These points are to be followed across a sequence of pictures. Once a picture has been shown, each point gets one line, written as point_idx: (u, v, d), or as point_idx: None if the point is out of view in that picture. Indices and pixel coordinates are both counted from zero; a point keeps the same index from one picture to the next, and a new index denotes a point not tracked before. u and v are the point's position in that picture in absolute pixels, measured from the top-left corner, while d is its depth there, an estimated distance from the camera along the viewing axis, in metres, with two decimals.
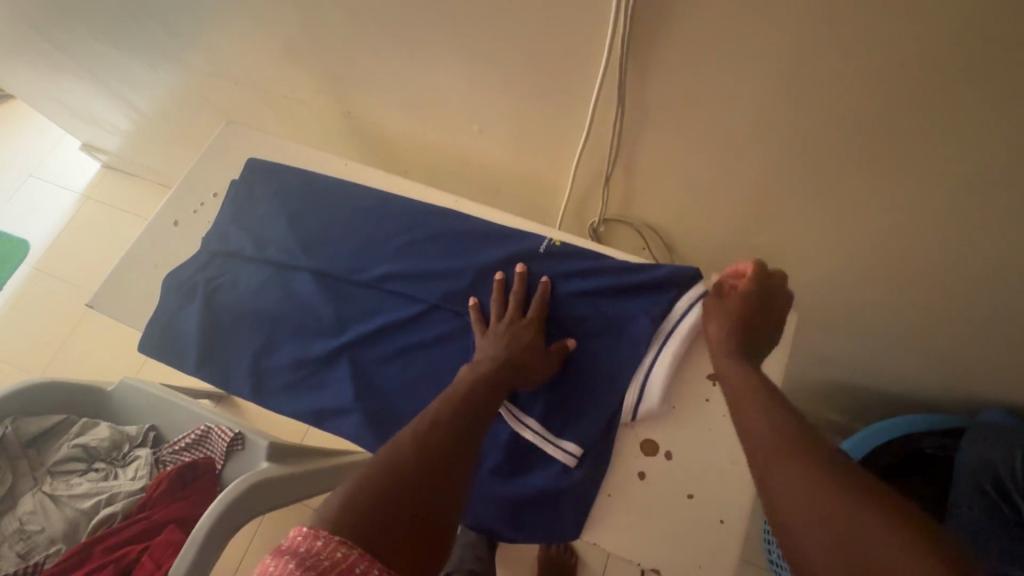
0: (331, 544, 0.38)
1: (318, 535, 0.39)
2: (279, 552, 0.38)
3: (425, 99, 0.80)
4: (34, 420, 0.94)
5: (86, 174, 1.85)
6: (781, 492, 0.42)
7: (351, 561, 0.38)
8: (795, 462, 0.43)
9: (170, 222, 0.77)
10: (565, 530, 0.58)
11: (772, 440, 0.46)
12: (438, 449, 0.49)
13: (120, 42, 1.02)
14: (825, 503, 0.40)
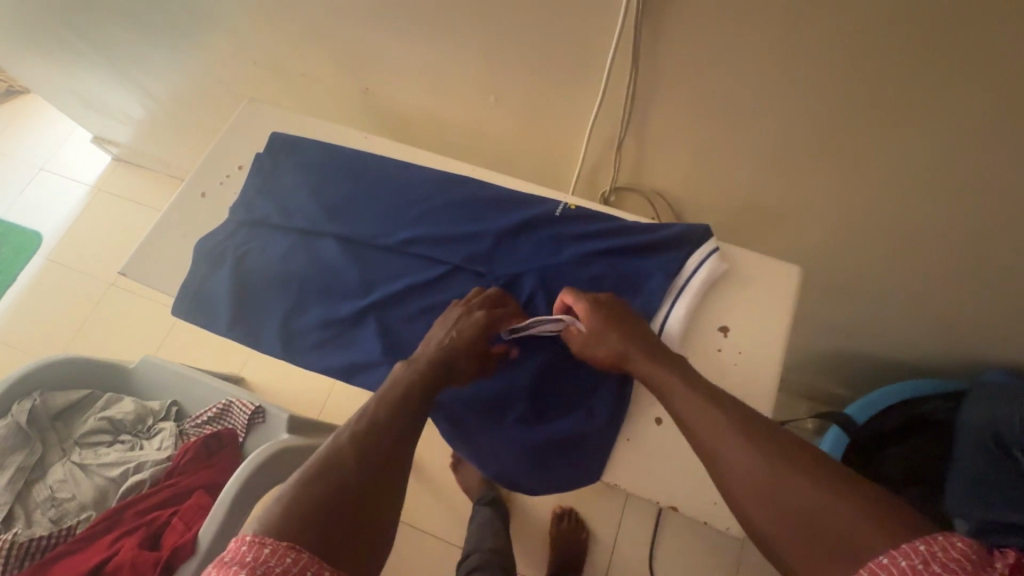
0: (280, 550, 0.41)
1: (263, 543, 0.41)
2: (227, 562, 0.40)
3: (441, 73, 0.83)
4: (61, 393, 0.97)
5: (96, 167, 1.88)
6: (733, 476, 0.47)
7: (302, 564, 0.41)
8: (729, 434, 0.48)
9: (197, 194, 0.80)
10: (587, 473, 0.60)
11: (707, 425, 0.49)
12: (379, 445, 0.51)
13: (139, 27, 1.05)
14: (759, 468, 0.46)
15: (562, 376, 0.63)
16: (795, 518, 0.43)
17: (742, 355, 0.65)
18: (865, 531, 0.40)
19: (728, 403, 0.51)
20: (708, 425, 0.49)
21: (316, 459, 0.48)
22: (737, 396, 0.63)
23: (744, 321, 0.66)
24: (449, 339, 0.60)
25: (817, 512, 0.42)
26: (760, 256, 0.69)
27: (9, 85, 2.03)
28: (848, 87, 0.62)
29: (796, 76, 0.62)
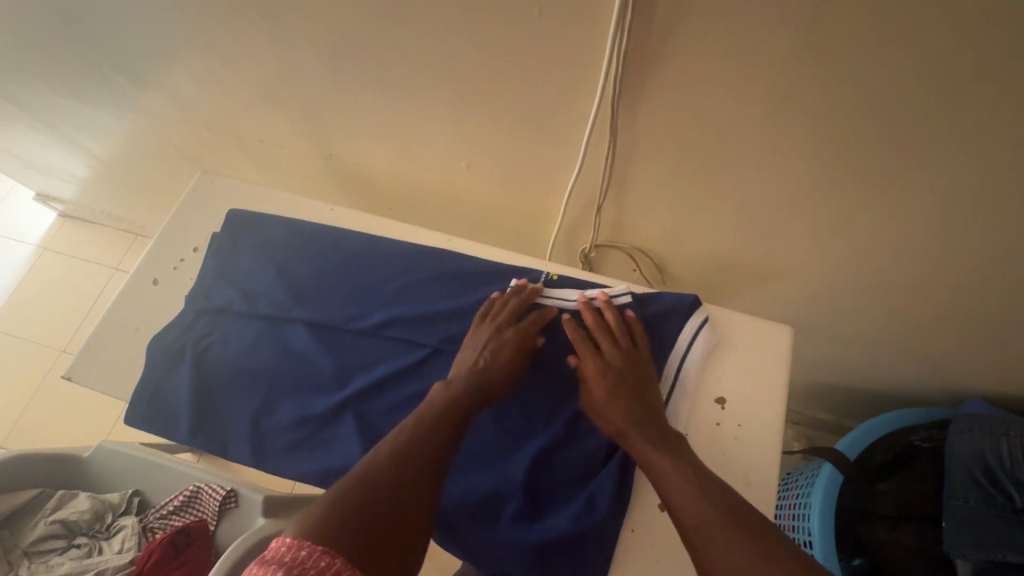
0: (315, 553, 0.42)
1: (302, 546, 0.42)
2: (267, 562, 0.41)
3: (409, 139, 0.80)
4: (5, 499, 0.88)
5: (41, 225, 1.77)
6: None
7: (335, 569, 0.42)
8: (727, 536, 0.47)
9: (149, 281, 0.74)
10: (594, 567, 0.56)
11: (699, 514, 0.49)
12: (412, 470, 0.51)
13: (78, 92, 0.98)
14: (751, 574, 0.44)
15: (559, 460, 0.61)
16: None
17: (742, 427, 0.63)
18: None
19: (717, 495, 0.50)
20: (707, 521, 0.48)
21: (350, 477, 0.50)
22: (741, 473, 0.61)
23: (740, 389, 0.65)
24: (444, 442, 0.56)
25: None
26: (750, 319, 0.68)
27: None
28: (831, 147, 0.61)
29: (780, 137, 0.62)
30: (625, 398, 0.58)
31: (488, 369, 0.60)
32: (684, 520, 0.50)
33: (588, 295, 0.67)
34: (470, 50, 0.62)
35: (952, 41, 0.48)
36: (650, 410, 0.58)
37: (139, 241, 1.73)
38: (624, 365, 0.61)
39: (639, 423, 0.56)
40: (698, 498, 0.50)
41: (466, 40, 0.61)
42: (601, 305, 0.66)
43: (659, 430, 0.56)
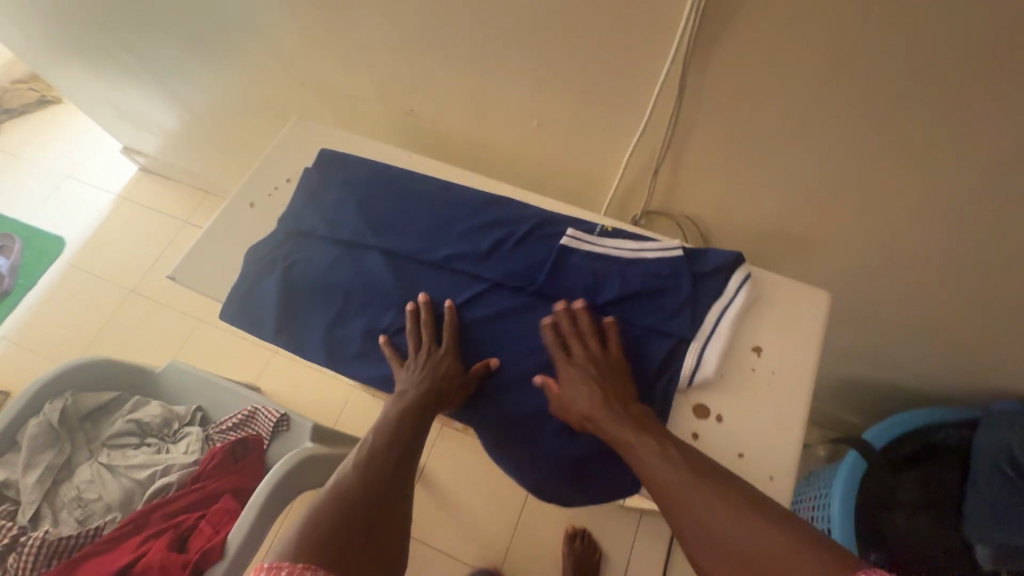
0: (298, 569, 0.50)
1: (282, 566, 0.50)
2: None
3: (485, 98, 0.87)
4: (91, 395, 0.98)
5: (123, 176, 1.93)
6: (700, 537, 0.53)
7: None
8: (695, 499, 0.54)
9: (247, 204, 0.83)
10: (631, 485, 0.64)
11: (671, 484, 0.56)
12: (377, 488, 0.59)
13: (191, 44, 1.11)
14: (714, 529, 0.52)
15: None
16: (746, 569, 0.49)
17: (776, 375, 0.66)
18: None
19: (682, 463, 0.57)
20: (678, 488, 0.55)
21: (319, 499, 0.58)
22: (771, 418, 0.64)
23: (776, 341, 0.68)
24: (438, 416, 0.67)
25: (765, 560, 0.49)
26: (789, 282, 0.71)
27: (43, 95, 2.11)
28: (885, 125, 0.65)
29: (835, 112, 0.66)
30: (598, 388, 0.63)
31: (434, 376, 0.67)
32: (653, 488, 0.57)
33: (643, 248, 0.72)
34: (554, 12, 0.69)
35: (1005, 23, 0.52)
36: (625, 395, 0.63)
37: (209, 198, 1.86)
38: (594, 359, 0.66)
39: (612, 410, 0.62)
40: (664, 471, 0.57)
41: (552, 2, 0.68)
42: (651, 255, 0.71)
43: (631, 413, 0.62)
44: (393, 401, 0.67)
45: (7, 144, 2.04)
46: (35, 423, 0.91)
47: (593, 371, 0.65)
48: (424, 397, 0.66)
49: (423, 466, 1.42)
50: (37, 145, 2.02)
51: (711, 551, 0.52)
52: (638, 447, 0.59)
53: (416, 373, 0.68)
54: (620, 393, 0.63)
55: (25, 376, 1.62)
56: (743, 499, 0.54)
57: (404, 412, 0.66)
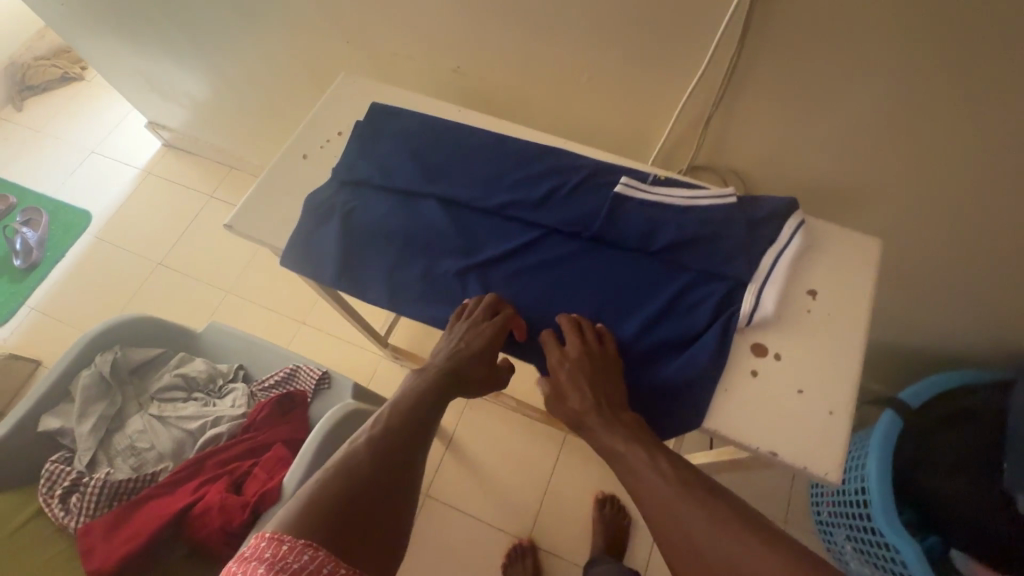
0: (297, 548, 0.47)
1: (283, 541, 0.47)
2: (249, 556, 0.46)
3: (533, 54, 0.87)
4: (138, 350, 0.99)
5: (148, 152, 1.94)
6: (681, 547, 0.53)
7: (319, 561, 0.47)
8: (680, 509, 0.54)
9: (300, 155, 0.84)
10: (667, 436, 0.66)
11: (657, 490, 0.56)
12: (390, 466, 0.58)
13: (232, 6, 1.11)
14: (695, 541, 0.52)
15: (635, 347, 0.68)
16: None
17: (832, 316, 0.68)
18: None
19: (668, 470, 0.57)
20: (662, 495, 0.55)
21: (322, 475, 0.56)
22: (828, 357, 0.66)
23: (831, 285, 0.69)
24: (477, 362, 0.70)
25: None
26: (843, 230, 0.73)
27: (66, 71, 2.11)
28: (951, 74, 0.64)
29: (899, 61, 0.65)
30: (591, 390, 0.64)
31: (457, 360, 0.68)
32: (638, 490, 0.58)
33: (697, 196, 0.73)
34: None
35: None
36: (618, 401, 0.64)
37: (234, 172, 1.87)
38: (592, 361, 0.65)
39: (603, 413, 0.62)
40: (649, 478, 0.57)
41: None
42: (706, 202, 0.72)
43: (622, 417, 0.62)
44: (415, 375, 0.69)
45: (33, 119, 2.06)
46: (86, 373, 0.93)
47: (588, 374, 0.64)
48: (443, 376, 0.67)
49: (451, 433, 1.44)
50: (62, 120, 2.03)
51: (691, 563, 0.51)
52: (629, 450, 0.59)
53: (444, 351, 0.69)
54: (613, 398, 0.64)
55: (55, 346, 1.64)
56: (726, 510, 0.53)
57: (426, 386, 0.66)
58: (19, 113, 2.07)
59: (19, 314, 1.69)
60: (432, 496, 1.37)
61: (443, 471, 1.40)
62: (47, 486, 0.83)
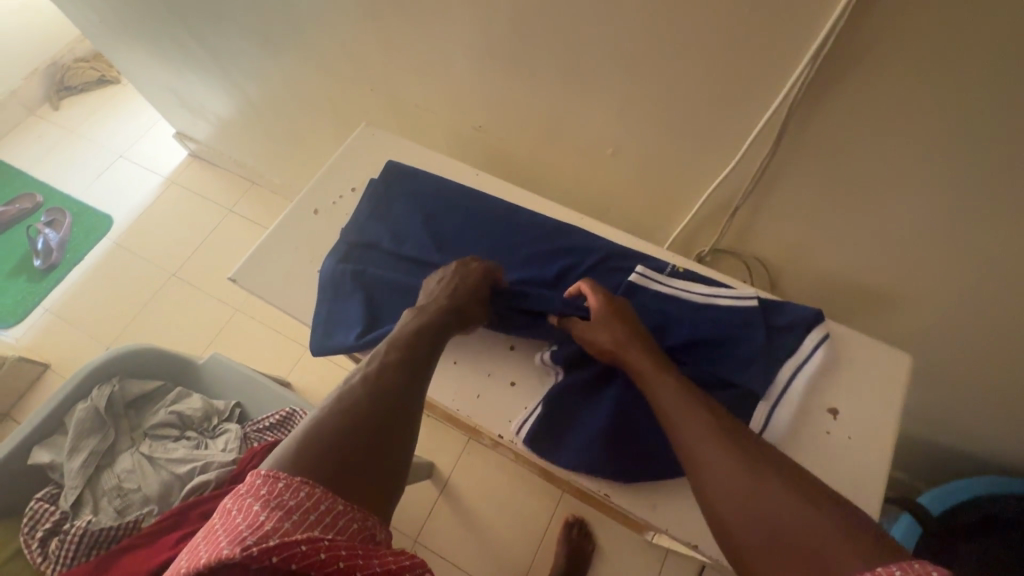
0: (293, 485, 0.48)
1: (279, 479, 0.48)
2: (247, 494, 0.48)
3: (557, 122, 0.85)
4: (138, 382, 0.99)
5: (173, 160, 1.96)
6: (721, 490, 0.50)
7: (314, 499, 0.48)
8: (725, 454, 0.52)
9: (311, 210, 0.83)
10: (661, 466, 0.63)
11: (701, 435, 0.54)
12: (383, 400, 0.57)
13: (264, 41, 1.12)
14: (743, 487, 0.50)
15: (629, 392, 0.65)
16: (773, 532, 0.47)
17: (851, 441, 0.63)
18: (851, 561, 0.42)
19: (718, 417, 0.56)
20: (708, 438, 0.53)
21: (318, 417, 0.55)
22: (845, 488, 0.61)
23: (854, 405, 0.65)
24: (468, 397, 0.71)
25: (795, 526, 0.46)
26: (872, 344, 0.68)
27: (103, 74, 2.15)
28: (1003, 197, 0.59)
29: (944, 178, 0.61)
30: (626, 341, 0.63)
31: (460, 296, 0.67)
32: (672, 429, 0.56)
33: (714, 294, 0.70)
34: (655, 42, 0.65)
35: None
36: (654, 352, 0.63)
37: (255, 188, 1.88)
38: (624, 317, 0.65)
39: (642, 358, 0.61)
40: (695, 422, 0.55)
41: (656, 31, 0.64)
42: (724, 302, 0.69)
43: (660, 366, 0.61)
44: (411, 316, 0.66)
45: (67, 119, 2.10)
46: (82, 408, 0.92)
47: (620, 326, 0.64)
48: (446, 313, 0.66)
49: (446, 477, 1.41)
50: (96, 123, 2.08)
51: (738, 506, 0.49)
52: (670, 394, 0.58)
53: (443, 292, 0.68)
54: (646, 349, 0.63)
55: (64, 349, 1.66)
56: (774, 463, 0.51)
57: (423, 328, 0.64)
58: (56, 112, 2.12)
59: (33, 314, 1.72)
60: (421, 541, 1.34)
61: (434, 515, 1.37)
62: (30, 525, 0.83)
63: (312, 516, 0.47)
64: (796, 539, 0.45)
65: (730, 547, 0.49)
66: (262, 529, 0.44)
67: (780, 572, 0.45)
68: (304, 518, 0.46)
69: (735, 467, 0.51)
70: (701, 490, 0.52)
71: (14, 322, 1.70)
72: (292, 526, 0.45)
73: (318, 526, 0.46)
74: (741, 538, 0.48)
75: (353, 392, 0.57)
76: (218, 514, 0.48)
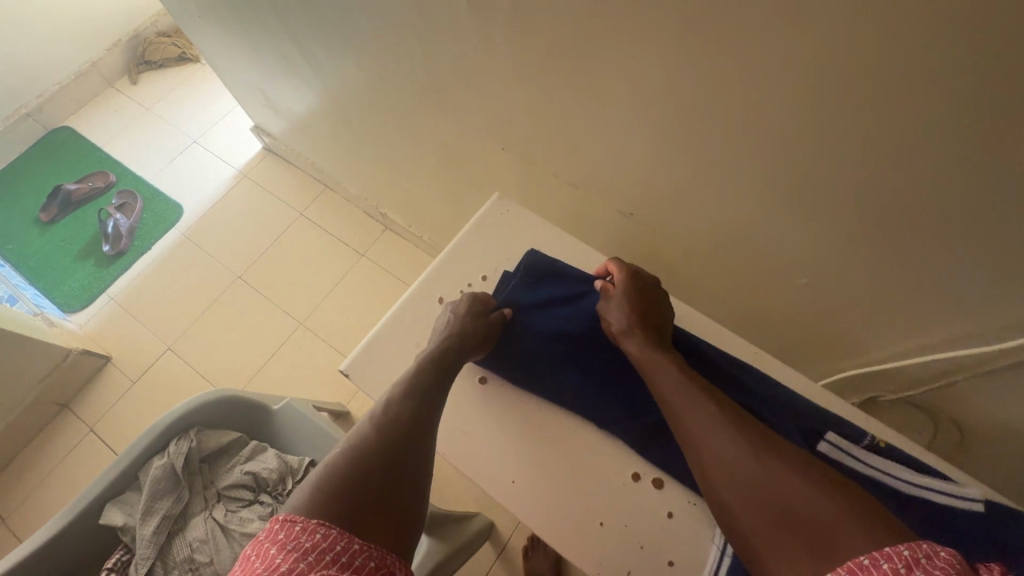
0: (309, 527, 0.47)
1: (295, 521, 0.48)
2: (264, 538, 0.47)
3: (730, 225, 0.74)
4: (215, 435, 0.91)
5: (247, 153, 1.89)
6: (714, 465, 0.51)
7: (330, 540, 0.46)
8: (721, 430, 0.52)
9: (435, 298, 0.75)
10: None
11: (695, 414, 0.54)
12: (400, 431, 0.56)
13: (383, 65, 1.03)
14: (739, 463, 0.50)
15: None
16: (773, 507, 0.47)
17: None
18: (852, 538, 0.42)
19: (715, 397, 0.56)
20: (707, 418, 0.54)
21: (339, 450, 0.55)
22: None
23: None
24: (616, 552, 0.60)
25: (795, 500, 0.46)
26: None
27: (183, 51, 2.08)
28: None
29: None
30: (634, 330, 0.63)
31: (463, 325, 0.66)
32: (672, 409, 0.56)
33: (926, 487, 0.58)
34: (921, 176, 0.53)
35: None
36: (662, 342, 0.63)
37: (328, 192, 1.79)
38: (634, 300, 0.65)
39: (653, 345, 0.62)
40: (691, 402, 0.55)
41: (927, 166, 0.52)
42: (939, 500, 0.57)
43: (664, 352, 0.61)
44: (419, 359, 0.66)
45: (145, 95, 2.05)
46: (159, 465, 0.85)
47: (632, 316, 0.64)
48: (448, 344, 0.65)
49: (505, 540, 1.32)
50: (174, 102, 2.02)
51: (737, 484, 0.49)
52: (669, 375, 0.58)
53: (443, 328, 0.67)
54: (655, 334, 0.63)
55: (124, 342, 1.62)
56: (776, 444, 0.51)
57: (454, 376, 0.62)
58: (134, 86, 2.07)
59: (98, 301, 1.69)
60: None
61: None
62: None
63: (328, 557, 0.45)
64: (798, 516, 0.45)
65: (730, 523, 0.49)
66: (277, 569, 0.43)
67: (787, 552, 0.45)
68: (320, 558, 0.45)
69: (727, 441, 0.51)
70: (698, 467, 0.52)
71: (79, 307, 1.68)
72: (307, 568, 0.44)
73: (333, 565, 0.45)
74: (742, 518, 0.48)
75: (371, 425, 0.57)
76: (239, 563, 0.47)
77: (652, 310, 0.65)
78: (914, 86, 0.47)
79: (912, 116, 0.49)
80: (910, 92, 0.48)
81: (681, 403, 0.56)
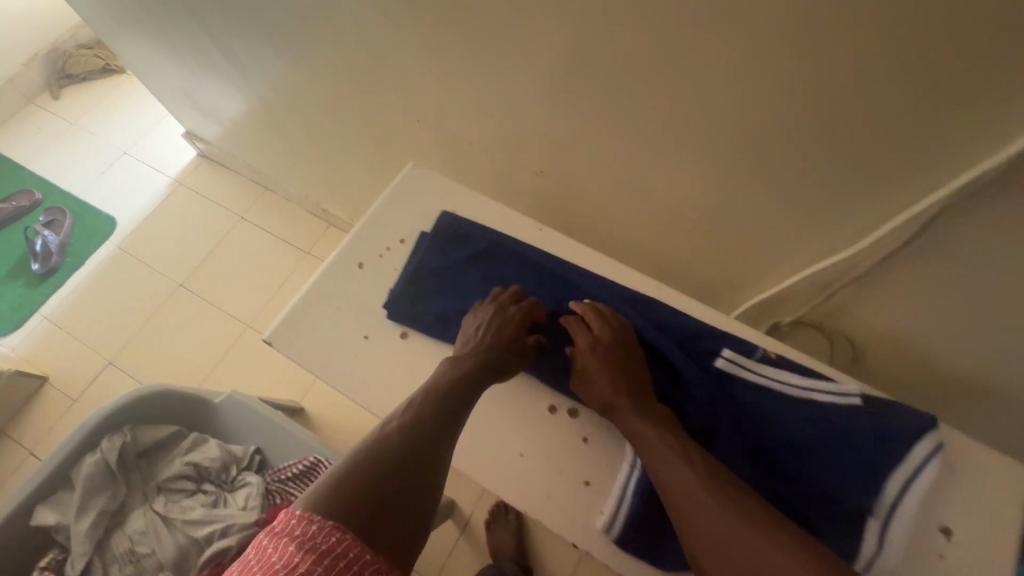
0: (325, 528, 0.46)
1: (313, 520, 0.46)
2: (281, 531, 0.46)
3: (627, 175, 0.79)
4: (150, 429, 0.90)
5: (180, 160, 1.86)
6: (697, 533, 0.51)
7: (346, 545, 0.45)
8: (702, 496, 0.52)
9: (355, 264, 0.77)
10: None
11: (678, 482, 0.54)
12: (411, 444, 0.53)
13: (296, 53, 1.04)
14: (722, 534, 0.50)
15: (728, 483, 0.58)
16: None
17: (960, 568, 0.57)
18: None
19: (698, 458, 0.55)
20: (689, 485, 0.53)
21: (345, 459, 0.52)
22: None
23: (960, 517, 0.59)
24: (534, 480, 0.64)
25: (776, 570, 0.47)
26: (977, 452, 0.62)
27: (107, 62, 2.03)
28: None
29: None
30: (622, 388, 0.61)
31: (496, 348, 0.64)
32: (658, 475, 0.55)
33: (811, 388, 0.63)
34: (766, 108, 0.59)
35: None
36: (649, 397, 0.61)
37: (268, 193, 1.77)
38: (621, 358, 0.63)
39: (638, 405, 0.60)
40: (675, 466, 0.55)
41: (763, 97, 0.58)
42: (821, 400, 0.62)
43: (650, 410, 0.60)
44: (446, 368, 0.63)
45: (69, 109, 1.99)
46: (91, 461, 0.83)
47: (619, 373, 0.62)
48: (476, 364, 0.62)
49: (468, 515, 1.34)
50: (100, 114, 1.96)
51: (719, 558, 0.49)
52: (656, 440, 0.57)
53: (481, 344, 0.64)
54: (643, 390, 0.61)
55: (61, 361, 1.57)
56: (754, 504, 0.51)
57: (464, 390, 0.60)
58: (56, 101, 2.01)
59: (30, 322, 1.63)
60: None
61: (454, 559, 1.30)
62: None
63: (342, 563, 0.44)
64: None
65: None
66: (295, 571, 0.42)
67: None
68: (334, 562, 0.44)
69: (711, 509, 0.51)
70: (680, 534, 0.52)
71: (10, 330, 1.61)
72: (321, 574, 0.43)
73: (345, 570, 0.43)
74: None
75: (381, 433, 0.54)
76: (253, 547, 0.46)
77: (639, 368, 0.63)
78: (735, 22, 0.53)
79: (744, 52, 0.55)
80: (733, 28, 0.53)
81: (665, 469, 0.55)
